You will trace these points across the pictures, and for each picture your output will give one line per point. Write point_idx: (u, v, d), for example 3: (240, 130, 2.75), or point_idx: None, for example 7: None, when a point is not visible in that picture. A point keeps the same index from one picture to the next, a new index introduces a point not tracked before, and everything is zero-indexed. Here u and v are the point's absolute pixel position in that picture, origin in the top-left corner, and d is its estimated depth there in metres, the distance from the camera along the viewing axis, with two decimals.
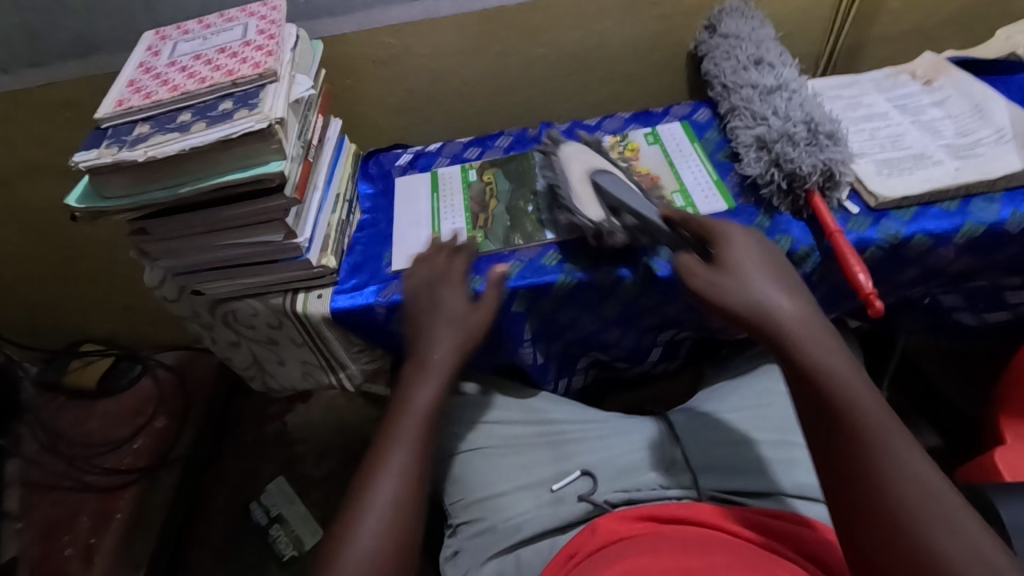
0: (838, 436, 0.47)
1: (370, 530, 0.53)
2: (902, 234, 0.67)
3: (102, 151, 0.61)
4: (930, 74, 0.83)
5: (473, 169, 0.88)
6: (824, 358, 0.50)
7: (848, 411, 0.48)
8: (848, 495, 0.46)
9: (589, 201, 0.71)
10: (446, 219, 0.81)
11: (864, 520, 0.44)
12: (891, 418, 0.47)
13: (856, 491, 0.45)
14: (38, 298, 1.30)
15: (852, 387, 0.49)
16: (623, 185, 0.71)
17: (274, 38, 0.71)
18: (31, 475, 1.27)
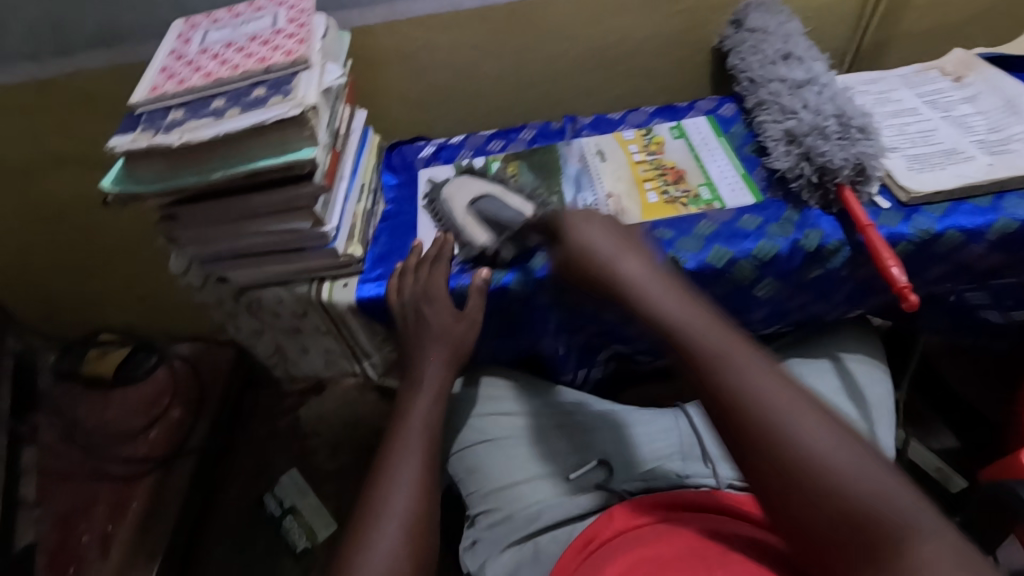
0: (735, 420, 0.44)
1: (394, 532, 0.56)
2: (933, 230, 0.66)
3: (137, 135, 0.61)
4: (960, 70, 0.82)
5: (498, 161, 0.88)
6: (710, 338, 0.49)
7: (739, 392, 0.45)
8: (761, 481, 0.42)
9: (475, 228, 0.75)
10: None
11: (789, 501, 0.41)
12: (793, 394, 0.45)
13: (768, 475, 0.42)
14: (57, 288, 1.30)
15: (735, 365, 0.46)
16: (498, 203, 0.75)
17: (305, 27, 0.71)
18: (48, 463, 1.29)
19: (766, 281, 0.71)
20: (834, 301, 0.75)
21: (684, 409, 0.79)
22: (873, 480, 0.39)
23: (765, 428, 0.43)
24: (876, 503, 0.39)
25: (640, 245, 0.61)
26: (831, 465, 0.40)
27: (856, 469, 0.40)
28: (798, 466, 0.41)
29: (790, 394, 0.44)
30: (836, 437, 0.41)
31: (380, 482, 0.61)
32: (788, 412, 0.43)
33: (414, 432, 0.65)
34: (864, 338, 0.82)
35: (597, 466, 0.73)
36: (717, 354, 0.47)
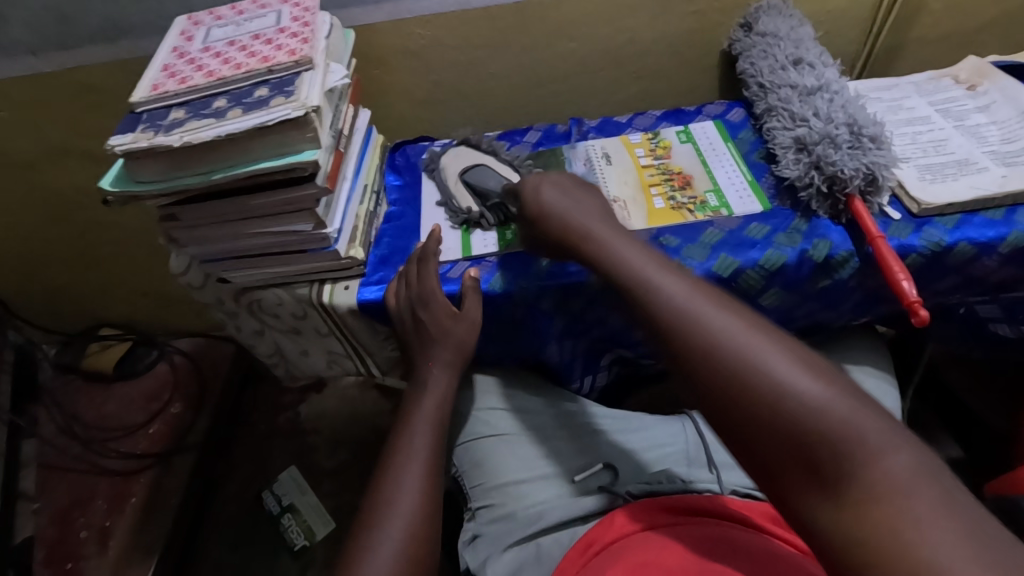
0: (687, 348, 0.44)
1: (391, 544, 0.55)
2: (944, 242, 0.65)
3: (137, 135, 0.61)
4: (974, 78, 0.81)
5: None
6: (661, 276, 0.50)
7: (703, 329, 0.44)
8: (719, 411, 0.42)
9: (464, 195, 0.80)
10: (475, 215, 0.80)
11: (745, 422, 0.41)
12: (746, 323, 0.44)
13: (723, 401, 0.42)
14: (57, 281, 1.30)
15: (688, 295, 0.47)
16: (487, 173, 0.79)
17: (309, 26, 0.70)
18: (49, 456, 1.29)
19: (772, 291, 0.70)
20: (841, 310, 0.74)
21: (692, 416, 0.79)
22: (827, 394, 0.39)
23: (718, 352, 0.43)
24: (831, 418, 0.38)
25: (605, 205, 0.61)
26: (785, 385, 0.40)
27: (809, 394, 0.39)
28: (752, 390, 0.41)
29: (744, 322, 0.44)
30: (788, 358, 0.42)
31: (381, 488, 0.60)
32: (740, 337, 0.43)
33: (416, 437, 0.64)
34: (869, 348, 0.81)
35: (602, 470, 0.72)
36: (668, 291, 0.48)
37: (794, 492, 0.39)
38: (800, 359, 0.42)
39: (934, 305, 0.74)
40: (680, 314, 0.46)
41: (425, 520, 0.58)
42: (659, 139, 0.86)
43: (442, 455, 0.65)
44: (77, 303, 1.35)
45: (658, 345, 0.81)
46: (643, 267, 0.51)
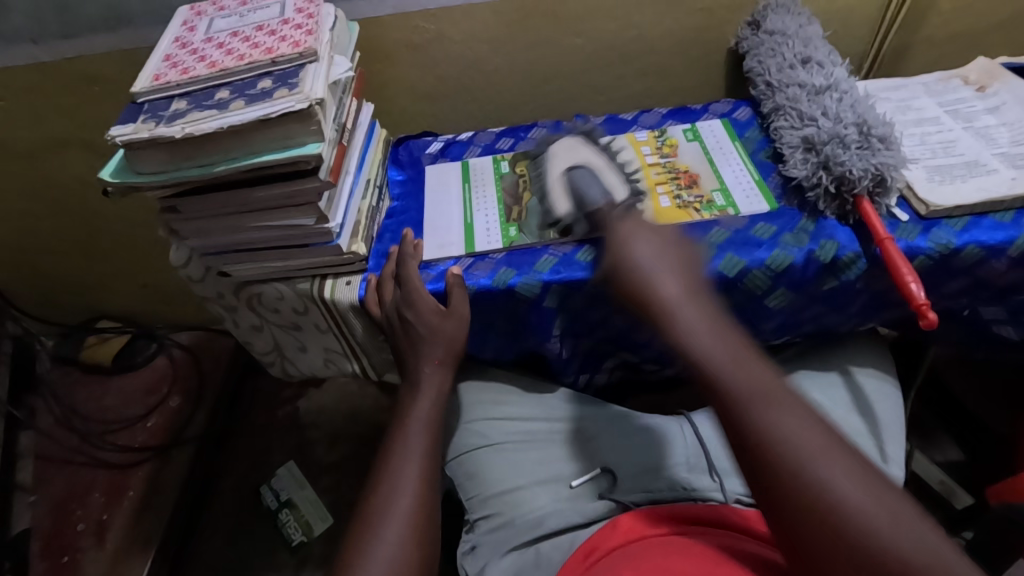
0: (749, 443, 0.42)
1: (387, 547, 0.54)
2: (953, 245, 0.64)
3: (138, 126, 0.60)
4: (983, 79, 0.80)
5: (506, 160, 0.86)
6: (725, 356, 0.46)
7: (767, 431, 0.42)
8: (793, 537, 0.39)
9: (560, 198, 0.73)
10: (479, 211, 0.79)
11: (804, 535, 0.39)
12: (813, 428, 0.41)
13: (800, 529, 0.39)
14: (56, 273, 1.29)
15: (778, 404, 0.43)
16: (591, 180, 0.70)
17: (313, 17, 0.69)
18: (46, 449, 1.28)
19: (778, 291, 0.69)
20: (848, 313, 0.73)
21: (689, 417, 0.76)
22: (920, 539, 0.36)
23: (802, 476, 0.39)
24: (910, 553, 0.36)
25: (668, 258, 0.55)
26: (874, 522, 0.37)
27: (878, 515, 0.37)
28: (836, 526, 0.38)
29: (832, 443, 0.41)
30: (872, 490, 0.38)
31: (379, 486, 0.59)
32: (827, 463, 0.40)
33: (414, 435, 0.64)
34: (873, 351, 0.80)
35: (599, 475, 0.72)
36: (756, 398, 0.43)
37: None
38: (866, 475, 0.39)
39: (939, 308, 0.73)
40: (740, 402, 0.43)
41: (425, 517, 0.57)
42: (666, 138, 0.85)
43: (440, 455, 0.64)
44: (76, 296, 1.35)
45: (661, 345, 0.80)
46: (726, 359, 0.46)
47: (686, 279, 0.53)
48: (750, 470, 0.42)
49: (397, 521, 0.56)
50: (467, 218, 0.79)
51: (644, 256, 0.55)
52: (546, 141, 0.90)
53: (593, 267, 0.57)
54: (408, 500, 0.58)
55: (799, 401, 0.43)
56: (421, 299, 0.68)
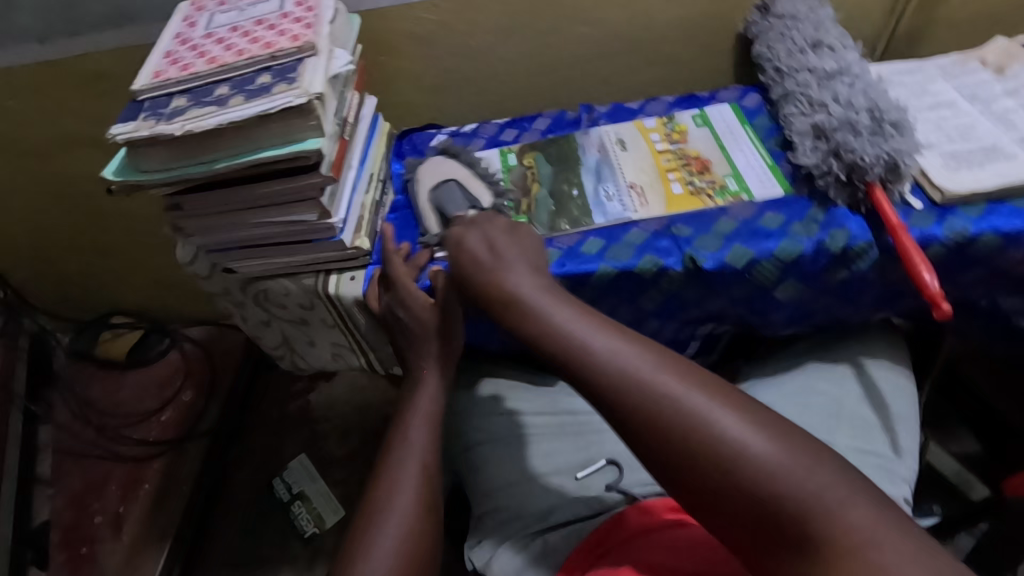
0: (642, 421, 0.46)
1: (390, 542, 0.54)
2: (968, 233, 0.63)
3: (139, 123, 0.60)
4: (1003, 61, 0.78)
5: (512, 152, 0.85)
6: (600, 338, 0.49)
7: (648, 400, 0.46)
8: (699, 500, 0.44)
9: (430, 216, 0.76)
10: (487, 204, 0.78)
11: (718, 490, 0.43)
12: (675, 384, 0.46)
13: (696, 480, 0.44)
14: (69, 270, 1.30)
15: (657, 373, 0.47)
16: (455, 195, 0.75)
17: (313, 11, 0.68)
18: (63, 442, 1.30)
19: (788, 283, 0.68)
20: (861, 305, 0.71)
21: None
22: (790, 462, 0.42)
23: (699, 447, 0.43)
24: (786, 474, 0.42)
25: (537, 258, 0.58)
26: (762, 457, 0.42)
27: (765, 450, 0.42)
28: (734, 482, 0.42)
29: (711, 395, 0.45)
30: (748, 427, 0.44)
31: (382, 480, 0.59)
32: (715, 423, 0.44)
33: (414, 430, 0.63)
34: (886, 343, 0.78)
35: (606, 467, 0.71)
36: (641, 377, 0.46)
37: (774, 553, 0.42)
38: (733, 405, 0.45)
39: (955, 299, 0.71)
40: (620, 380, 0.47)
41: (426, 511, 0.57)
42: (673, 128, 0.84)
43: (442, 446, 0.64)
44: (90, 292, 1.36)
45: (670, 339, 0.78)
46: (613, 348, 0.48)
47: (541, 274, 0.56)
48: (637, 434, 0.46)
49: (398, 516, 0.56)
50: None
51: (518, 272, 0.55)
52: (550, 132, 0.89)
53: (473, 271, 0.57)
54: (409, 495, 0.58)
55: (671, 367, 0.47)
56: (411, 295, 0.68)
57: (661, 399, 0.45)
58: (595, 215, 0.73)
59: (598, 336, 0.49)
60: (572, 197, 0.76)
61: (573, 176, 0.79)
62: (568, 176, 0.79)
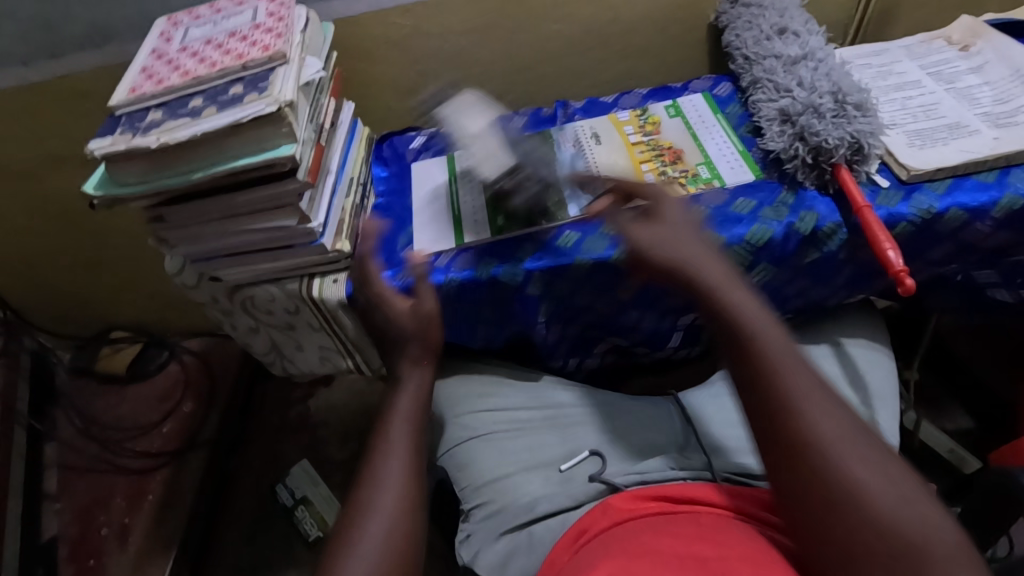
0: (760, 399, 0.45)
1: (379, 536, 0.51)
2: (934, 209, 0.63)
3: (116, 138, 0.61)
4: (967, 38, 0.79)
5: None
6: (750, 318, 0.49)
7: (772, 386, 0.45)
8: (798, 506, 0.41)
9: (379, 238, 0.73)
10: (465, 202, 0.79)
11: (812, 496, 0.41)
12: (808, 394, 0.44)
13: (796, 479, 0.42)
14: (65, 288, 1.32)
15: (787, 362, 0.46)
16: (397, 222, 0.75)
17: (284, 20, 0.70)
18: (68, 458, 1.32)
19: (760, 266, 0.69)
20: (834, 285, 0.72)
21: (678, 398, 0.78)
22: (911, 509, 0.38)
23: (812, 448, 0.41)
24: (899, 522, 0.37)
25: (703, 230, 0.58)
26: (875, 495, 0.39)
27: (879, 486, 0.39)
28: (840, 495, 0.39)
29: (838, 420, 0.42)
30: (876, 468, 0.40)
31: (366, 471, 0.57)
32: (837, 434, 0.42)
33: (396, 416, 0.60)
34: (865, 323, 0.79)
35: (588, 458, 0.73)
36: (778, 364, 0.46)
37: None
38: (858, 441, 0.41)
39: (929, 275, 0.72)
40: (749, 353, 0.47)
41: (415, 504, 0.54)
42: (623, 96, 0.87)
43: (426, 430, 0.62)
44: (87, 308, 1.38)
45: (651, 328, 0.81)
46: (757, 327, 0.48)
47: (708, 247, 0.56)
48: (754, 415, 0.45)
49: (383, 507, 0.53)
50: (454, 212, 0.79)
51: (679, 243, 0.57)
52: (527, 129, 0.90)
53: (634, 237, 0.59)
54: (394, 484, 0.55)
55: (806, 372, 0.45)
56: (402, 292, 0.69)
57: (785, 392, 0.44)
58: (570, 208, 0.74)
59: (755, 310, 0.50)
60: (548, 192, 0.77)
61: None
62: None
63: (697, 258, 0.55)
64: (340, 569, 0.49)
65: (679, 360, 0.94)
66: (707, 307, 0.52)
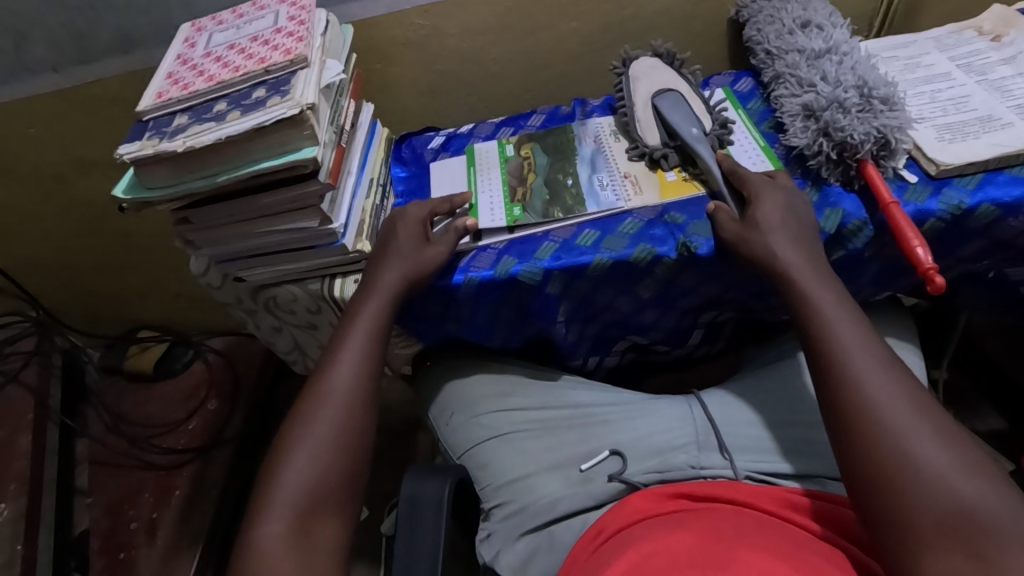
0: (845, 395, 0.51)
1: (304, 461, 0.56)
2: (965, 205, 0.62)
3: (144, 143, 0.63)
4: (999, 28, 0.76)
5: (510, 144, 0.86)
6: (841, 328, 0.55)
7: (854, 386, 0.51)
8: (862, 481, 0.48)
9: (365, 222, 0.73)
10: (483, 194, 0.79)
11: (884, 475, 0.47)
12: (892, 394, 0.50)
13: (869, 464, 0.48)
14: (94, 288, 1.36)
15: (871, 364, 0.52)
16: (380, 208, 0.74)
17: (305, 24, 0.71)
18: (99, 454, 1.35)
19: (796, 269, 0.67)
20: (859, 284, 0.70)
21: (698, 396, 0.76)
22: (981, 491, 0.44)
23: (882, 433, 0.48)
24: (965, 499, 0.44)
25: (807, 232, 0.63)
26: (946, 477, 0.45)
27: (952, 472, 0.45)
28: (908, 474, 0.46)
29: (919, 412, 0.49)
30: (950, 453, 0.46)
31: (302, 410, 0.59)
32: (909, 424, 0.48)
33: (343, 359, 0.62)
34: (892, 321, 0.78)
35: (609, 457, 0.72)
36: (857, 361, 0.52)
37: (924, 555, 0.43)
38: (940, 433, 0.48)
39: (959, 272, 0.71)
40: (836, 355, 0.53)
41: (350, 433, 0.58)
42: (676, 60, 0.84)
43: (380, 350, 0.64)
44: (117, 309, 1.42)
45: (670, 326, 0.81)
46: (839, 329, 0.55)
47: (807, 251, 0.61)
48: (836, 409, 0.52)
49: (309, 451, 0.56)
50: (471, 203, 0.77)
51: (772, 235, 0.61)
52: (546, 127, 0.90)
53: (739, 232, 0.63)
54: (327, 430, 0.58)
55: (897, 373, 0.52)
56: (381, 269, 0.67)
57: (870, 391, 0.50)
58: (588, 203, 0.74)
59: (839, 311, 0.56)
60: (566, 186, 0.77)
61: (568, 166, 0.80)
62: (564, 166, 0.80)
63: (779, 252, 0.60)
64: (267, 498, 0.54)
65: (700, 359, 0.93)
66: (800, 312, 0.58)
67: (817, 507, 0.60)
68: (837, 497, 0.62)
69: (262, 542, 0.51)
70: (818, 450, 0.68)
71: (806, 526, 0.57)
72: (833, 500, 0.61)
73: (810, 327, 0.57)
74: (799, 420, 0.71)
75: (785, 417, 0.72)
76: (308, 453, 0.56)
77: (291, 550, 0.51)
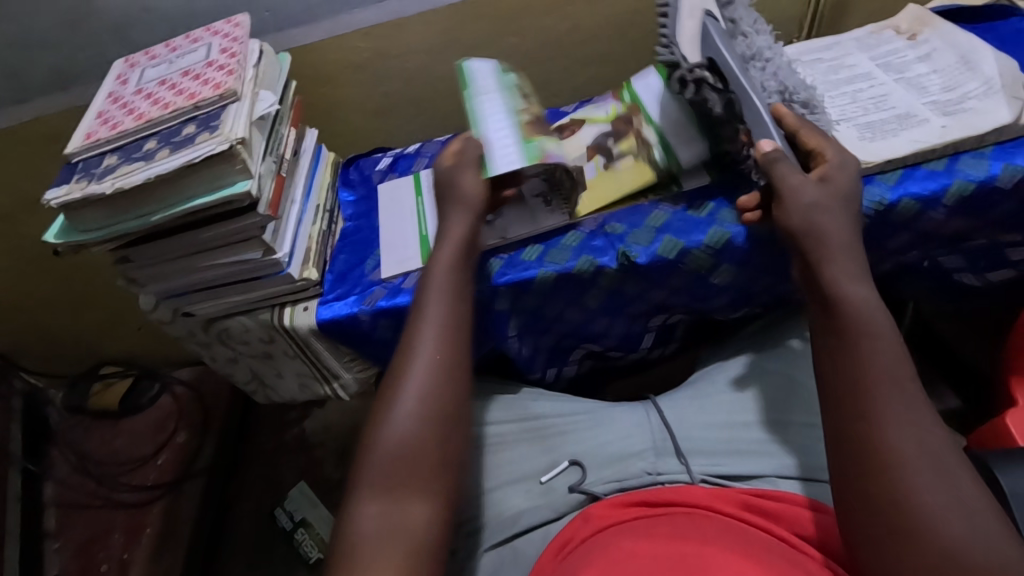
0: (857, 419, 0.48)
1: (404, 416, 0.55)
2: (887, 200, 0.64)
3: (72, 187, 0.62)
4: (915, 27, 0.80)
5: (510, 73, 0.80)
6: (866, 338, 0.51)
7: (873, 415, 0.47)
8: (858, 503, 0.46)
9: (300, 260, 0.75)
10: (489, 126, 0.71)
11: (881, 506, 0.45)
12: (913, 424, 0.46)
13: (871, 492, 0.46)
14: (50, 327, 1.33)
15: (896, 388, 0.48)
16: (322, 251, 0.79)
17: (236, 56, 0.70)
18: (65, 496, 1.32)
19: (723, 268, 0.71)
20: None
21: (654, 402, 0.78)
22: (987, 545, 0.41)
23: (898, 470, 0.45)
24: (966, 553, 0.41)
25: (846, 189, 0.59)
26: (949, 530, 0.42)
27: (960, 523, 0.42)
28: (909, 515, 0.43)
29: (935, 451, 0.45)
30: (962, 500, 0.43)
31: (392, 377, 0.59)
32: (921, 464, 0.45)
33: (431, 308, 0.61)
34: None
35: (570, 468, 0.73)
36: (879, 386, 0.48)
37: None
38: (954, 473, 0.44)
39: (892, 263, 0.73)
40: (864, 370, 0.49)
41: (449, 383, 0.58)
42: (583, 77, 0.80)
43: (465, 298, 0.63)
44: (76, 346, 1.39)
45: (622, 333, 0.82)
46: (867, 341, 0.51)
47: (847, 232, 0.57)
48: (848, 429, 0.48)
49: (406, 417, 0.55)
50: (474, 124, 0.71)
51: (829, 214, 0.57)
52: None
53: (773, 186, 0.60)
54: (426, 385, 0.57)
55: (920, 401, 0.47)
56: (453, 217, 0.66)
57: (890, 425, 0.46)
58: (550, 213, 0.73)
59: (873, 322, 0.52)
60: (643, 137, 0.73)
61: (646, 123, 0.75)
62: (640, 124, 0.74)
63: (822, 226, 0.57)
64: (369, 457, 0.54)
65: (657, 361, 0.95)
66: (822, 312, 0.54)
67: (766, 505, 0.62)
68: (794, 497, 0.63)
69: (362, 519, 0.51)
70: (769, 448, 0.70)
71: (785, 538, 0.58)
72: (787, 499, 0.63)
73: (835, 330, 0.52)
74: (751, 419, 0.73)
75: (737, 417, 0.73)
76: (404, 410, 0.56)
77: (394, 524, 0.51)
